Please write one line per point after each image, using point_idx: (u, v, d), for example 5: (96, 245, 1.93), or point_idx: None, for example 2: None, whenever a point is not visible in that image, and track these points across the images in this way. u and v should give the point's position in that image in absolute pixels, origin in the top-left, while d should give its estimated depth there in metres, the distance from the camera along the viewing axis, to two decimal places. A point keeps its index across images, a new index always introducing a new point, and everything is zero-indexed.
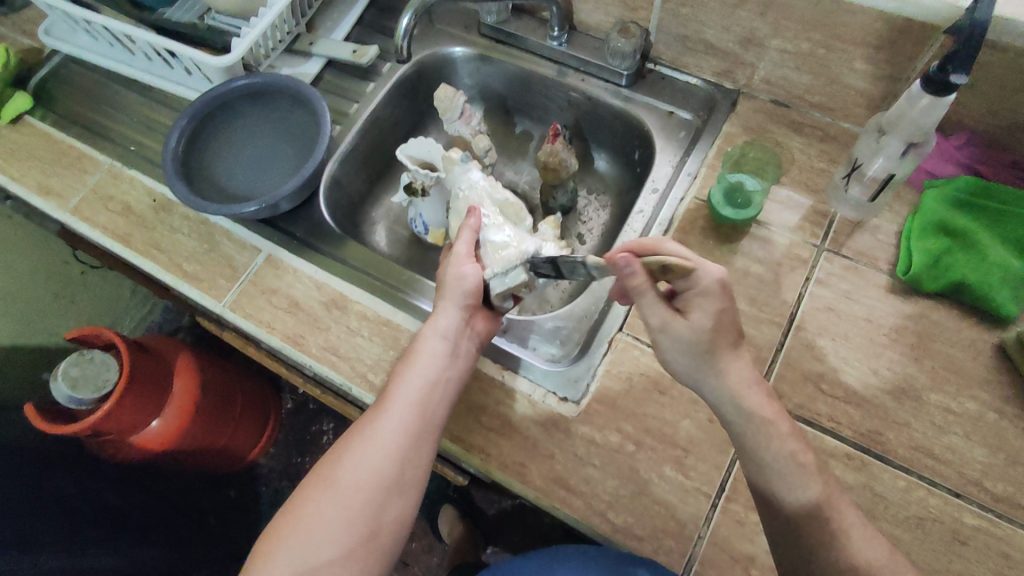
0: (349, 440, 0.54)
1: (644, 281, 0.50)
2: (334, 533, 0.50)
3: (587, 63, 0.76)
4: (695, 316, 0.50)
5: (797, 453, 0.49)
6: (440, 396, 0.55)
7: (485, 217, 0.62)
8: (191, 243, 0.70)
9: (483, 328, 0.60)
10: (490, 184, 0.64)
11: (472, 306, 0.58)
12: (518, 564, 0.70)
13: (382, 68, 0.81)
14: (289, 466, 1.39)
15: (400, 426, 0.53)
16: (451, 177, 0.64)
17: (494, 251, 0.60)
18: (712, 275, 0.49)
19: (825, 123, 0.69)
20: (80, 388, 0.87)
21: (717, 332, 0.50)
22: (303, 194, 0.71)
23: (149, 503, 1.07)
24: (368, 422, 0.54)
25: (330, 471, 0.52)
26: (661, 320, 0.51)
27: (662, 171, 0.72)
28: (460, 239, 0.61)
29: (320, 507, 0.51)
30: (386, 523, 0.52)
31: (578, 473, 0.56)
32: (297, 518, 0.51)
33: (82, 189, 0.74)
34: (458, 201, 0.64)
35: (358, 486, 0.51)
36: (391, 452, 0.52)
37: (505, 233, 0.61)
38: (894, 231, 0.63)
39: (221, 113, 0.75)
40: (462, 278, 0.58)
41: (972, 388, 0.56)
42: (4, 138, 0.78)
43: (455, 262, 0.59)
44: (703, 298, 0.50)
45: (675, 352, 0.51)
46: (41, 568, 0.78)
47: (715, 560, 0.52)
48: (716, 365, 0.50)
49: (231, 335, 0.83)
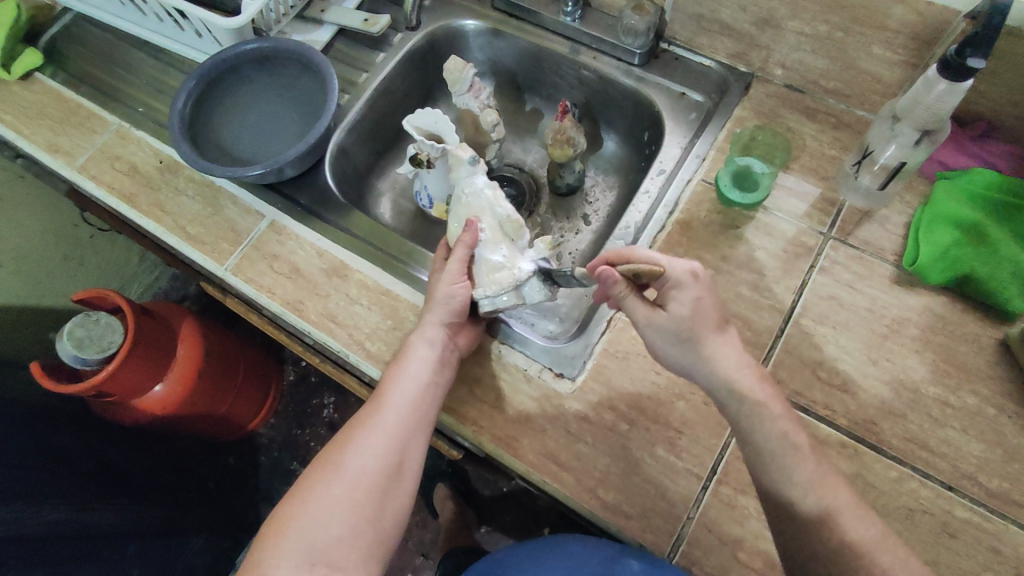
0: (355, 427, 0.55)
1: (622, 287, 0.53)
2: (342, 515, 0.51)
3: (600, 41, 0.75)
4: (674, 307, 0.52)
5: (787, 440, 0.49)
6: (438, 391, 0.57)
7: (482, 232, 0.58)
8: (195, 205, 0.70)
9: (464, 344, 0.59)
10: (494, 193, 0.60)
11: (457, 322, 0.58)
12: (506, 557, 0.70)
13: (393, 39, 0.80)
14: (290, 436, 1.41)
15: (404, 414, 0.55)
16: (456, 177, 0.61)
17: (489, 272, 0.57)
18: (682, 271, 0.52)
19: (840, 110, 0.67)
20: (85, 349, 0.88)
21: (697, 319, 0.52)
22: (308, 160, 0.71)
23: (152, 466, 1.09)
24: (371, 411, 0.56)
25: (336, 455, 0.54)
26: (644, 317, 0.53)
27: (671, 153, 0.71)
28: (453, 255, 0.58)
29: (328, 490, 0.52)
30: (392, 504, 0.54)
31: (570, 449, 0.56)
32: (306, 500, 0.52)
33: (90, 147, 0.75)
34: (459, 205, 0.61)
35: (364, 470, 0.53)
36: (396, 439, 0.54)
37: (502, 252, 0.58)
38: (903, 223, 0.62)
39: (229, 76, 0.75)
40: (452, 298, 0.57)
41: (973, 383, 0.55)
42: (14, 95, 0.78)
43: (445, 280, 0.58)
44: (678, 291, 0.52)
45: (660, 343, 0.53)
46: (42, 521, 0.79)
47: (701, 541, 0.52)
48: (700, 351, 0.51)
49: (233, 301, 0.82)
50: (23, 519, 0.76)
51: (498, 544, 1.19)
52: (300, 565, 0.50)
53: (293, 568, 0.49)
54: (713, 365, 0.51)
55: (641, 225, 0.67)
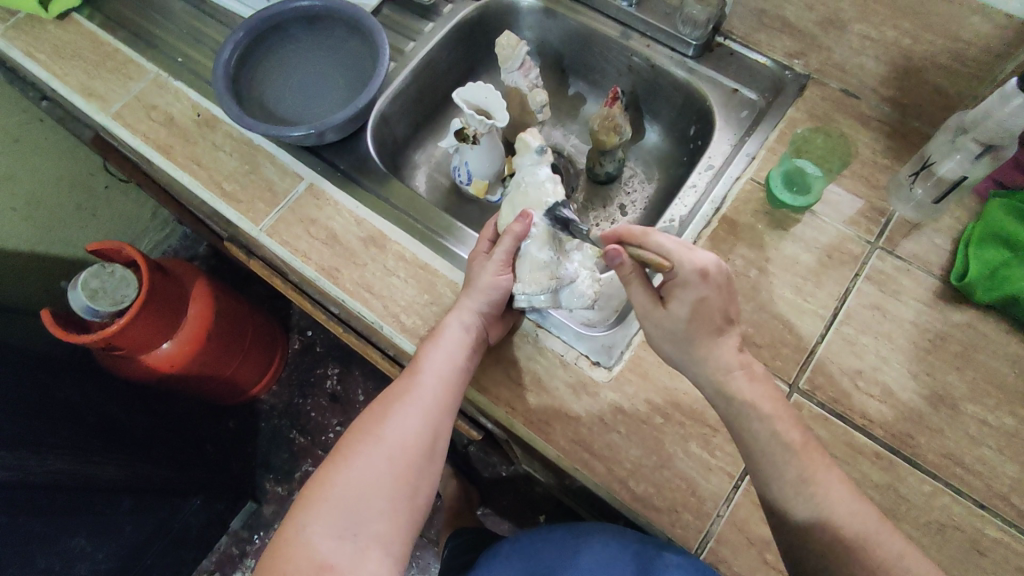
0: (394, 399, 0.56)
1: (626, 270, 0.51)
2: (381, 488, 0.52)
3: (655, 29, 0.74)
4: (675, 307, 0.51)
5: (797, 446, 0.49)
6: (473, 369, 0.57)
7: (533, 225, 0.57)
8: (232, 162, 0.69)
9: (496, 336, 0.58)
10: (555, 188, 0.58)
11: (493, 313, 0.57)
12: (536, 538, 0.69)
13: (444, 9, 0.78)
14: (290, 405, 1.40)
15: (440, 393, 0.55)
16: (520, 162, 0.60)
17: (532, 268, 0.56)
18: (690, 269, 0.50)
19: (895, 119, 0.66)
20: (98, 299, 0.87)
21: (695, 321, 0.51)
22: (351, 126, 0.69)
23: (152, 424, 1.05)
24: (407, 386, 0.56)
25: (376, 426, 0.55)
26: (642, 308, 0.53)
27: (720, 149, 0.69)
28: (501, 245, 0.57)
29: (368, 461, 0.53)
30: (427, 478, 0.55)
31: (603, 438, 0.55)
32: (345, 470, 0.53)
33: (125, 94, 0.73)
34: (517, 191, 0.59)
35: (404, 444, 0.54)
36: (432, 416, 0.55)
37: (548, 251, 0.56)
38: (952, 238, 0.61)
39: (276, 34, 0.73)
40: (496, 289, 0.56)
41: (1011, 404, 0.55)
42: (51, 34, 0.77)
43: (489, 271, 0.57)
44: (682, 289, 0.51)
45: (659, 339, 0.53)
46: (47, 469, 0.76)
47: (730, 539, 0.51)
48: (696, 351, 0.51)
49: (257, 264, 0.80)
50: (28, 469, 0.73)
51: (495, 526, 1.19)
52: (343, 533, 0.50)
53: (337, 537, 0.50)
54: (707, 362, 0.51)
55: (687, 218, 0.66)
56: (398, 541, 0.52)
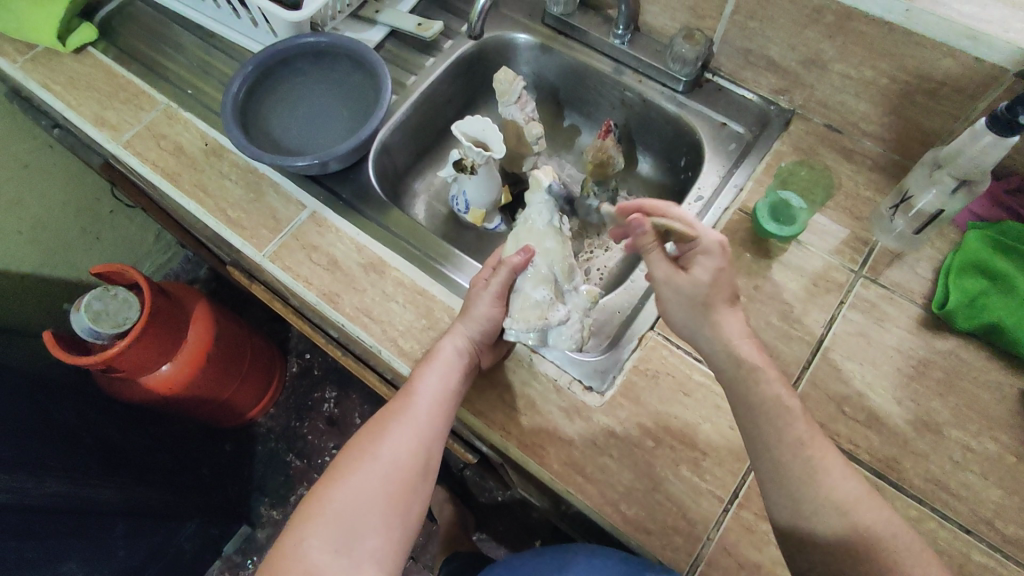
0: (389, 418, 0.57)
1: (651, 239, 0.54)
2: (376, 504, 0.53)
3: (646, 64, 0.77)
4: (697, 271, 0.54)
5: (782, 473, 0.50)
6: (465, 391, 0.58)
7: (532, 263, 0.59)
8: (237, 190, 0.71)
9: (488, 362, 0.59)
10: (556, 234, 0.61)
11: (484, 342, 0.58)
12: (530, 561, 0.70)
13: (444, 45, 0.81)
14: (287, 428, 1.40)
15: (434, 413, 0.56)
16: (529, 198, 0.62)
17: (522, 306, 0.57)
18: (713, 239, 0.54)
19: (876, 153, 0.70)
20: (101, 321, 0.89)
21: (714, 288, 0.53)
22: (354, 157, 0.72)
23: (150, 447, 1.06)
24: (402, 406, 0.57)
25: (371, 444, 0.56)
26: (664, 273, 0.54)
27: (709, 180, 0.72)
28: (496, 275, 0.59)
29: (363, 477, 0.54)
30: (419, 496, 0.56)
31: (595, 462, 0.57)
32: (340, 485, 0.54)
33: (136, 124, 0.75)
34: (521, 227, 0.62)
35: (399, 462, 0.55)
36: (425, 435, 0.56)
37: (542, 291, 0.58)
38: (933, 267, 0.63)
39: (283, 67, 0.76)
40: (487, 318, 0.58)
41: (994, 430, 0.56)
42: (66, 67, 0.80)
43: (484, 301, 0.59)
44: (704, 257, 0.54)
45: (675, 306, 0.54)
46: (43, 493, 0.77)
47: (720, 563, 0.52)
48: (703, 329, 0.54)
49: (259, 287, 0.82)
50: (26, 492, 0.74)
51: (490, 552, 1.18)
52: (339, 547, 0.51)
53: (332, 551, 0.51)
54: (717, 335, 0.54)
55: None
56: (392, 557, 0.53)
